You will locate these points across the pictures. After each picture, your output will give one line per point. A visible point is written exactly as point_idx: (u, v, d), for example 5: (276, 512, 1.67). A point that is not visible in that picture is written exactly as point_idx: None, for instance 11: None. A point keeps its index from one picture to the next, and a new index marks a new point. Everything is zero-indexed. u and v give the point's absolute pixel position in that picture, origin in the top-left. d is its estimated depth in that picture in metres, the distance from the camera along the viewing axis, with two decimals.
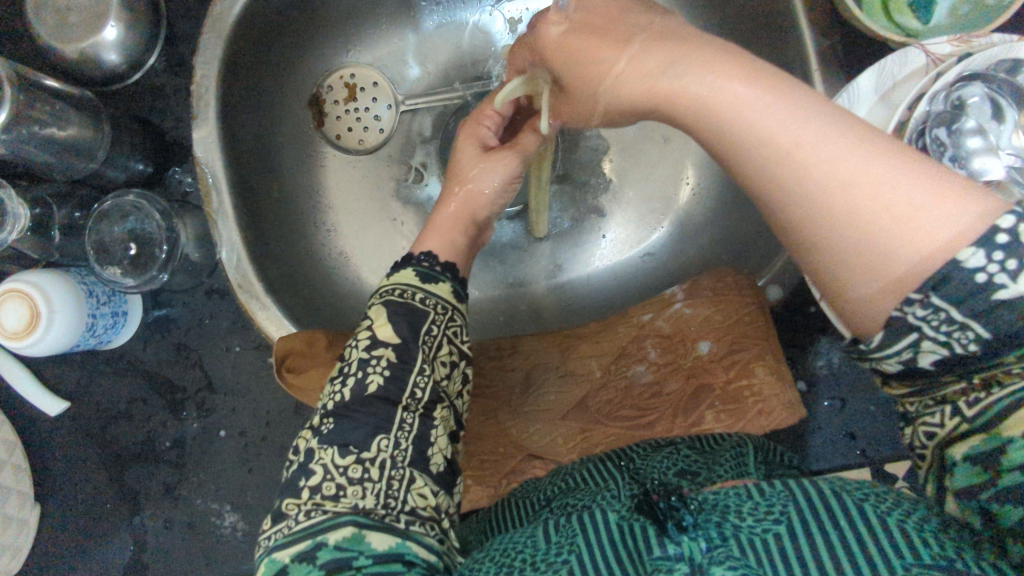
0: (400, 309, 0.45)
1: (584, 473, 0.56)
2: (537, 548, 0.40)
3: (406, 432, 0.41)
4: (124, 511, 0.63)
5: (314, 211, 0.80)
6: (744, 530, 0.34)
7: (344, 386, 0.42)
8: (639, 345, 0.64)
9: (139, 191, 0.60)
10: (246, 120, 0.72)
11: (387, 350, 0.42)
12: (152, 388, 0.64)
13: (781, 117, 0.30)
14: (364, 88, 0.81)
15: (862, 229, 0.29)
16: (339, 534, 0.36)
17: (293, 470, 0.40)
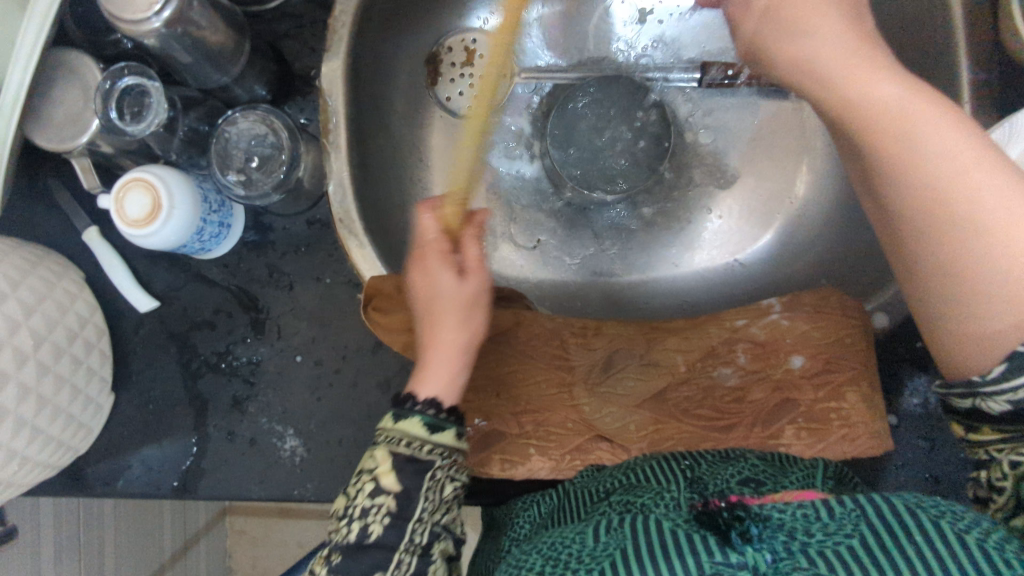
0: (405, 458, 0.46)
1: (648, 471, 0.54)
2: (585, 546, 0.43)
3: (403, 570, 0.44)
4: (193, 415, 0.64)
5: (414, 166, 0.80)
6: (812, 545, 0.38)
7: (349, 526, 0.45)
8: (730, 348, 0.62)
9: (269, 106, 0.61)
10: (369, 64, 0.73)
11: (388, 498, 0.45)
12: (239, 304, 0.65)
13: (965, 160, 0.38)
14: (483, 55, 0.81)
15: (1002, 266, 0.37)
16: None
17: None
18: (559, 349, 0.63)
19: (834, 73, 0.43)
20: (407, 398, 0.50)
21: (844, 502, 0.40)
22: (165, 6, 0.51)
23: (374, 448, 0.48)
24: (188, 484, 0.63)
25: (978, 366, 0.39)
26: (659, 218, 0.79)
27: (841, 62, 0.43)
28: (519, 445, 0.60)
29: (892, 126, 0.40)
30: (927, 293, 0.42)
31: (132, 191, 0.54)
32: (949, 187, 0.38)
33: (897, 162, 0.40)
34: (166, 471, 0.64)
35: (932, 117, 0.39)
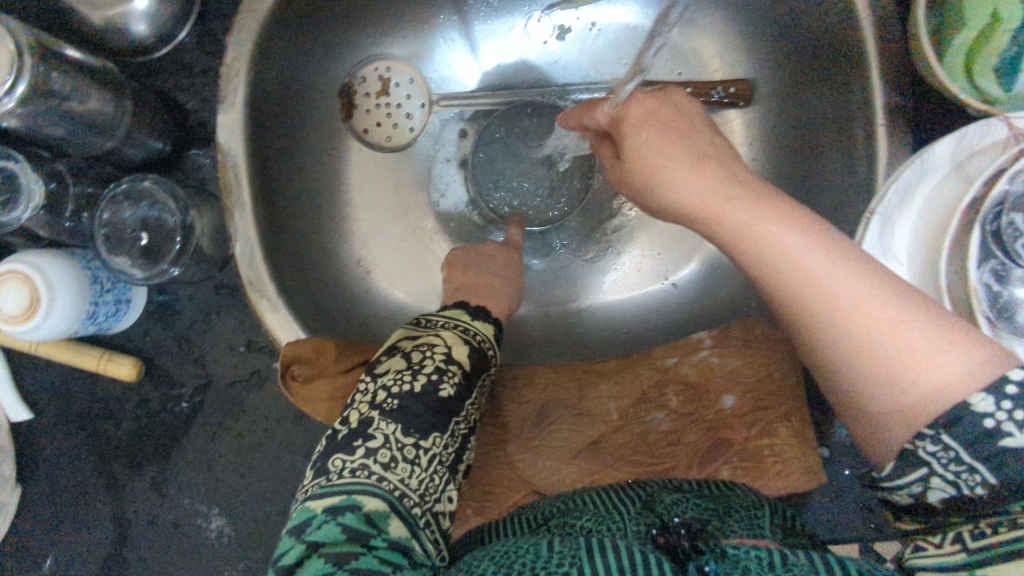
0: (472, 346, 0.50)
1: (588, 498, 0.52)
2: (540, 555, 0.37)
3: (451, 440, 0.45)
4: (108, 501, 0.61)
5: (335, 206, 0.75)
6: None
7: (414, 379, 0.44)
8: (661, 391, 0.61)
9: (155, 175, 0.57)
10: (272, 108, 0.67)
11: (456, 369, 0.47)
12: (148, 381, 0.61)
13: (823, 262, 0.38)
14: (399, 84, 0.77)
15: (888, 359, 0.36)
16: (372, 505, 0.38)
17: (341, 434, 0.42)
18: (488, 406, 0.61)
19: (688, 193, 0.43)
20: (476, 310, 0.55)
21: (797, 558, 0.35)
22: (17, 81, 0.46)
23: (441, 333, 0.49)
24: (110, 570, 0.60)
25: (883, 453, 0.39)
26: (585, 242, 0.76)
27: (702, 198, 0.43)
28: (458, 508, 0.59)
29: (751, 244, 0.41)
30: (834, 386, 0.41)
31: (4, 284, 0.49)
32: (813, 289, 0.38)
33: (766, 270, 0.41)
34: (85, 566, 0.60)
35: (791, 226, 0.40)
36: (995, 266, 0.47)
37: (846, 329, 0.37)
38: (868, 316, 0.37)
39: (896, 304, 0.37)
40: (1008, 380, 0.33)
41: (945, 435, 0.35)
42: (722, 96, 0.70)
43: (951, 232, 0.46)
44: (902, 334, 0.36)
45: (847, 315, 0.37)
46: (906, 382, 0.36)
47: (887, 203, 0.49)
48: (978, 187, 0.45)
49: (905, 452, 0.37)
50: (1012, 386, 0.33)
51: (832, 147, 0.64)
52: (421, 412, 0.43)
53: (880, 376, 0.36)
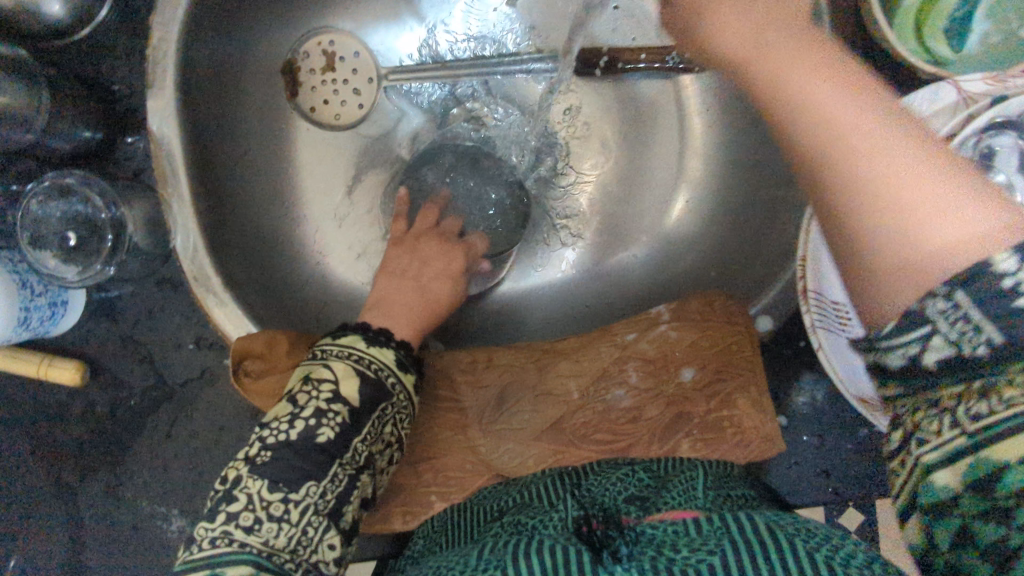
0: (365, 377, 0.48)
1: (539, 489, 0.54)
2: (468, 564, 0.41)
3: (335, 484, 0.43)
4: (62, 506, 0.59)
5: (283, 191, 0.71)
6: (678, 559, 0.37)
7: (290, 428, 0.43)
8: (621, 367, 0.61)
9: (79, 171, 0.55)
10: (206, 90, 0.62)
11: (340, 411, 0.45)
12: (94, 383, 0.60)
13: (852, 106, 0.29)
14: (344, 59, 0.71)
15: (907, 216, 0.27)
16: (235, 570, 0.38)
17: (216, 497, 0.42)
18: (450, 392, 0.61)
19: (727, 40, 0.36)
20: (379, 336, 0.53)
21: (712, 521, 0.40)
22: None
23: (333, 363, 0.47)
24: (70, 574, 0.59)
25: (869, 316, 0.30)
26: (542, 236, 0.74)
27: (739, 48, 0.35)
28: (421, 496, 0.58)
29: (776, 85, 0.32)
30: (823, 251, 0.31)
31: None
32: (833, 133, 0.29)
33: (784, 111, 0.31)
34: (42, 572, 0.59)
35: (822, 71, 0.31)
36: None
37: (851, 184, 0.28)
38: (891, 165, 0.28)
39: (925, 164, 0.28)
40: None
41: (956, 291, 0.27)
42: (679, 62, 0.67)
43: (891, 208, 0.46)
44: (931, 182, 0.27)
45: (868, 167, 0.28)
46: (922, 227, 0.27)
47: None
48: None
49: (904, 315, 0.28)
50: None
51: None
52: (294, 463, 0.42)
53: (882, 230, 0.28)
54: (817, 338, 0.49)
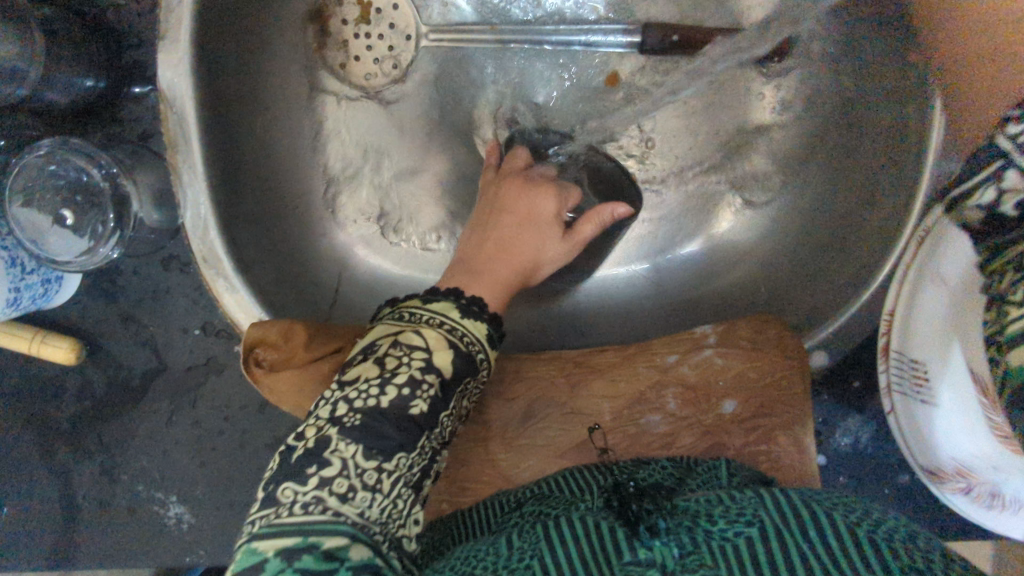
0: (458, 351, 0.44)
1: (561, 480, 0.50)
2: (499, 556, 0.38)
3: (422, 458, 0.41)
4: (55, 486, 0.57)
5: (300, 153, 0.63)
6: (715, 533, 0.34)
7: (383, 394, 0.40)
8: (659, 393, 0.56)
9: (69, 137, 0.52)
10: (224, 38, 0.55)
11: (433, 380, 0.42)
12: (91, 360, 0.57)
13: None
14: (382, 10, 0.64)
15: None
16: (333, 541, 0.35)
17: (295, 456, 0.38)
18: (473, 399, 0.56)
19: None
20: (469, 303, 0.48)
21: (745, 493, 0.36)
22: None
23: (427, 329, 0.44)
24: (60, 556, 0.57)
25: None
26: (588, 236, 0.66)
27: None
28: (434, 505, 0.55)
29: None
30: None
31: None
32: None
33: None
34: (30, 552, 0.57)
35: None
36: None
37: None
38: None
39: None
40: None
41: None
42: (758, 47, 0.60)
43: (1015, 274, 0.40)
44: None
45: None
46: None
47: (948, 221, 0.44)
48: None
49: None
50: None
51: (877, 123, 0.56)
52: (388, 430, 0.39)
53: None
54: (891, 399, 0.47)
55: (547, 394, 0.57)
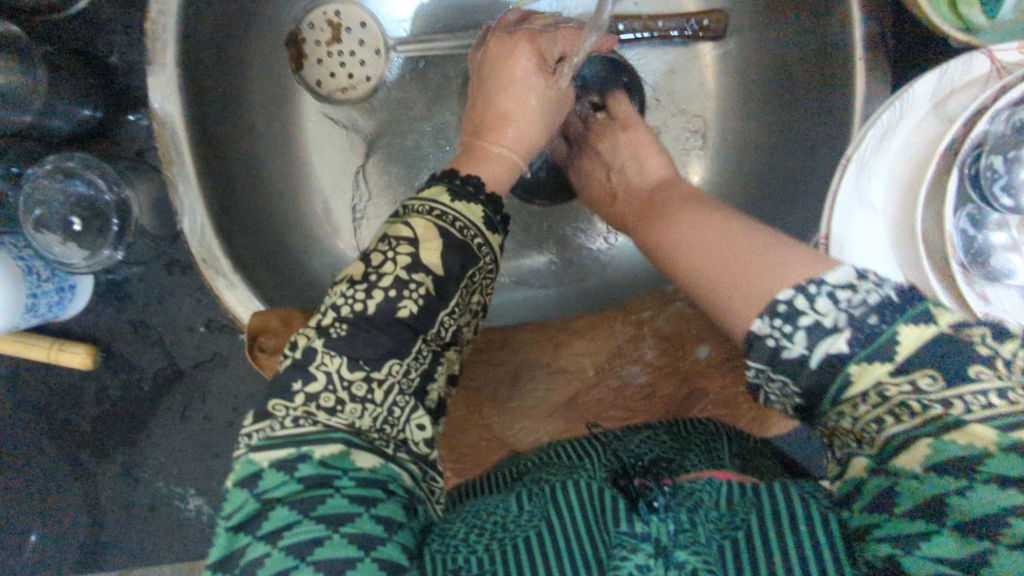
0: (449, 240, 0.43)
1: (561, 450, 0.53)
2: (509, 510, 0.42)
3: (418, 362, 0.41)
4: (80, 485, 0.68)
5: (289, 167, 0.70)
6: (709, 523, 0.37)
7: (369, 298, 0.40)
8: (636, 345, 0.60)
9: (81, 155, 0.59)
10: (210, 63, 0.60)
11: (425, 281, 0.41)
12: (108, 365, 0.68)
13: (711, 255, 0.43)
14: (351, 29, 0.67)
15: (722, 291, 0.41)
16: (326, 449, 0.36)
17: (285, 368, 0.39)
18: (463, 369, 0.60)
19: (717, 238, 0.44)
20: (460, 184, 0.47)
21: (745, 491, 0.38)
22: None
23: (422, 217, 0.43)
24: (92, 540, 0.68)
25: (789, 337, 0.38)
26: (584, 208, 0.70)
27: (708, 263, 0.43)
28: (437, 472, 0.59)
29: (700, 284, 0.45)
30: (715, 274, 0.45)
31: None
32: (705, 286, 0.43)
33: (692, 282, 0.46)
34: (67, 540, 0.68)
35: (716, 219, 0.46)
36: (969, 210, 0.45)
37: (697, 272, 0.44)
38: (705, 271, 0.43)
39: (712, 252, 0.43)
40: (778, 300, 0.36)
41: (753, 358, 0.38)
42: (695, 29, 0.66)
43: (929, 176, 0.43)
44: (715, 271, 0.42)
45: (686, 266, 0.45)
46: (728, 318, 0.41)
47: (866, 147, 0.45)
48: (957, 128, 0.42)
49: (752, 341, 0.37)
50: (828, 293, 0.35)
51: (807, 83, 0.61)
52: (374, 337, 0.39)
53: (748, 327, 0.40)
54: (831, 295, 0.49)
55: (534, 359, 0.60)
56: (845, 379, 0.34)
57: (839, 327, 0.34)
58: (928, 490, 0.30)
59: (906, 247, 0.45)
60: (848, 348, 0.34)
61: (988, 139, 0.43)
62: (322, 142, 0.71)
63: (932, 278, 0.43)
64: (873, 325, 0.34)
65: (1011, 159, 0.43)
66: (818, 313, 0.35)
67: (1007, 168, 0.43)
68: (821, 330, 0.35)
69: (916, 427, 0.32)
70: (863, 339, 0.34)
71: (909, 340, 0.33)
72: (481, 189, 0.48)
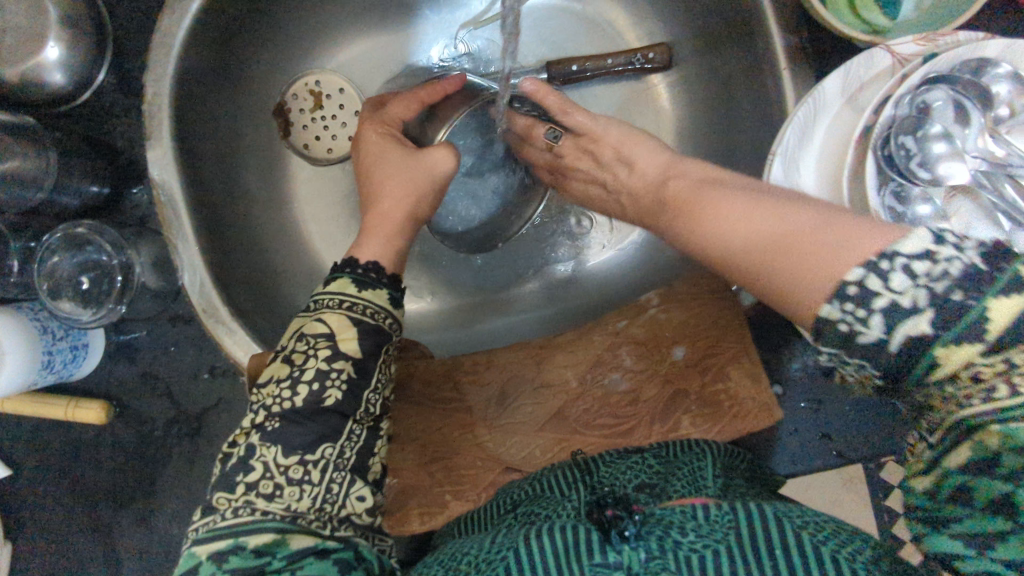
0: (364, 328, 0.46)
1: (549, 479, 0.56)
2: (482, 549, 0.43)
3: (351, 442, 0.44)
4: (100, 536, 0.74)
5: (283, 220, 0.75)
6: (683, 545, 0.38)
7: (294, 394, 0.43)
8: (615, 353, 0.63)
9: (90, 221, 0.66)
10: (202, 132, 0.67)
11: (343, 364, 0.44)
12: (121, 418, 0.73)
13: (768, 224, 0.38)
14: (331, 95, 0.76)
15: (803, 255, 0.35)
16: (258, 538, 0.39)
17: (228, 464, 0.42)
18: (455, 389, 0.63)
19: (765, 208, 0.39)
20: (366, 270, 0.49)
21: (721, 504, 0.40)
22: None
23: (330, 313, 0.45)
24: None
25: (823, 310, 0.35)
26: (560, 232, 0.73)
27: (774, 228, 0.38)
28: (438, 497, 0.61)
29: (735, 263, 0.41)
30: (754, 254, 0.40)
31: None
32: (770, 252, 0.38)
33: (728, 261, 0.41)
34: None
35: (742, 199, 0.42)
36: (894, 188, 0.48)
37: (756, 235, 0.39)
38: (776, 227, 0.38)
39: (787, 209, 0.39)
40: (884, 254, 0.32)
41: (828, 342, 0.35)
42: (642, 63, 0.72)
43: (849, 162, 0.47)
44: (774, 235, 0.38)
45: (739, 234, 0.40)
46: (797, 284, 0.36)
47: (788, 143, 0.50)
48: (868, 116, 0.46)
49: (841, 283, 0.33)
50: (853, 285, 0.33)
51: (744, 98, 0.66)
52: (304, 428, 0.42)
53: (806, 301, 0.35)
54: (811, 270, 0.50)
55: (519, 377, 0.63)
56: (930, 363, 0.32)
57: (920, 305, 0.31)
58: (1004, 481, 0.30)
59: None
60: (928, 330, 0.31)
61: (898, 124, 0.47)
62: (313, 196, 0.77)
63: None
64: (960, 300, 0.31)
65: (919, 138, 0.47)
66: (894, 291, 0.32)
67: (919, 146, 0.47)
68: (900, 311, 0.32)
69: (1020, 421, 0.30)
70: (950, 315, 0.31)
71: (1002, 314, 0.30)
72: (384, 270, 0.50)
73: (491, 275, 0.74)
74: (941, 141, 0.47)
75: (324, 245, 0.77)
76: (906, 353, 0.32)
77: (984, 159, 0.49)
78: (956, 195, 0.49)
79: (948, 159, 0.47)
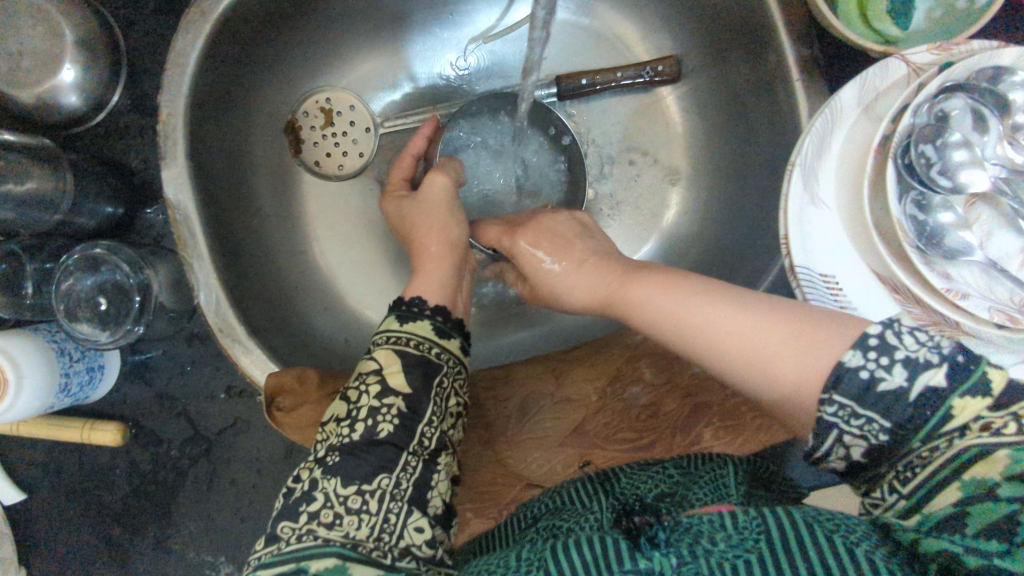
0: (410, 361, 0.48)
1: (568, 493, 0.55)
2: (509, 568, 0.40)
3: (408, 473, 0.44)
4: (115, 560, 0.73)
5: (295, 238, 0.75)
6: (715, 552, 0.35)
7: (352, 429, 0.45)
8: (634, 366, 0.63)
9: (106, 242, 0.66)
10: (215, 149, 0.66)
11: (396, 400, 0.46)
12: (135, 440, 0.73)
13: (734, 319, 0.42)
14: (342, 112, 0.75)
15: (775, 357, 0.39)
16: (322, 563, 0.37)
17: (293, 498, 0.42)
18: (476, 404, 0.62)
19: (729, 306, 0.42)
20: (413, 306, 0.53)
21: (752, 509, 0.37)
22: None
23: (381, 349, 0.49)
24: None
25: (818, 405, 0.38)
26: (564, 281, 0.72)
27: (742, 327, 0.41)
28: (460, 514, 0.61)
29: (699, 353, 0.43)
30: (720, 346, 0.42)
31: None
32: (739, 350, 0.41)
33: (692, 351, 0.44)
34: None
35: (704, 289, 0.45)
36: (914, 196, 0.48)
37: (723, 336, 0.41)
38: (734, 328, 0.41)
39: (743, 302, 0.42)
40: (870, 334, 0.37)
41: (836, 394, 0.36)
42: (652, 75, 0.72)
43: (869, 170, 0.47)
44: (741, 334, 0.41)
45: (708, 326, 0.42)
46: (774, 372, 0.39)
47: (806, 154, 0.50)
48: (886, 125, 0.46)
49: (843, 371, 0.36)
50: (875, 338, 0.36)
51: (755, 109, 0.66)
52: (361, 461, 0.43)
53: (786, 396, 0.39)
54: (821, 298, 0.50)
55: (538, 391, 0.63)
56: (943, 413, 0.34)
57: (934, 362, 0.35)
58: (1005, 505, 0.30)
59: (860, 235, 0.49)
60: (942, 383, 0.34)
61: (917, 132, 0.47)
62: (325, 214, 0.77)
63: (887, 259, 0.47)
64: (962, 360, 0.35)
65: (940, 146, 0.47)
66: (909, 348, 0.36)
67: (939, 154, 0.47)
68: (919, 362, 0.35)
69: (999, 443, 0.32)
70: (961, 374, 0.34)
71: (998, 376, 0.34)
72: (427, 304, 0.53)
73: (502, 294, 0.73)
74: (962, 150, 0.47)
75: (337, 262, 0.77)
76: (922, 404, 0.35)
77: (1004, 165, 0.49)
78: (977, 202, 0.49)
79: (968, 167, 0.47)
